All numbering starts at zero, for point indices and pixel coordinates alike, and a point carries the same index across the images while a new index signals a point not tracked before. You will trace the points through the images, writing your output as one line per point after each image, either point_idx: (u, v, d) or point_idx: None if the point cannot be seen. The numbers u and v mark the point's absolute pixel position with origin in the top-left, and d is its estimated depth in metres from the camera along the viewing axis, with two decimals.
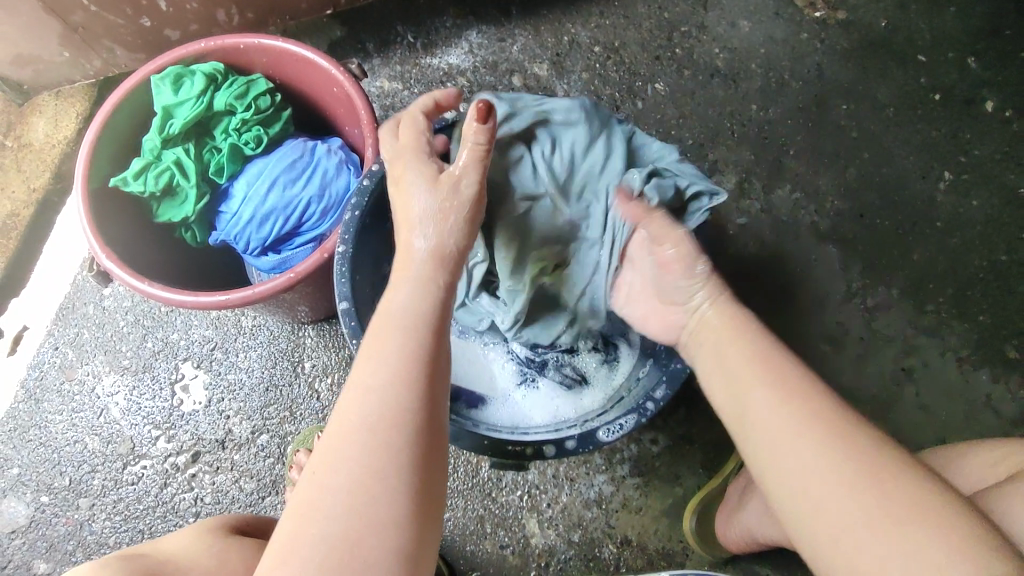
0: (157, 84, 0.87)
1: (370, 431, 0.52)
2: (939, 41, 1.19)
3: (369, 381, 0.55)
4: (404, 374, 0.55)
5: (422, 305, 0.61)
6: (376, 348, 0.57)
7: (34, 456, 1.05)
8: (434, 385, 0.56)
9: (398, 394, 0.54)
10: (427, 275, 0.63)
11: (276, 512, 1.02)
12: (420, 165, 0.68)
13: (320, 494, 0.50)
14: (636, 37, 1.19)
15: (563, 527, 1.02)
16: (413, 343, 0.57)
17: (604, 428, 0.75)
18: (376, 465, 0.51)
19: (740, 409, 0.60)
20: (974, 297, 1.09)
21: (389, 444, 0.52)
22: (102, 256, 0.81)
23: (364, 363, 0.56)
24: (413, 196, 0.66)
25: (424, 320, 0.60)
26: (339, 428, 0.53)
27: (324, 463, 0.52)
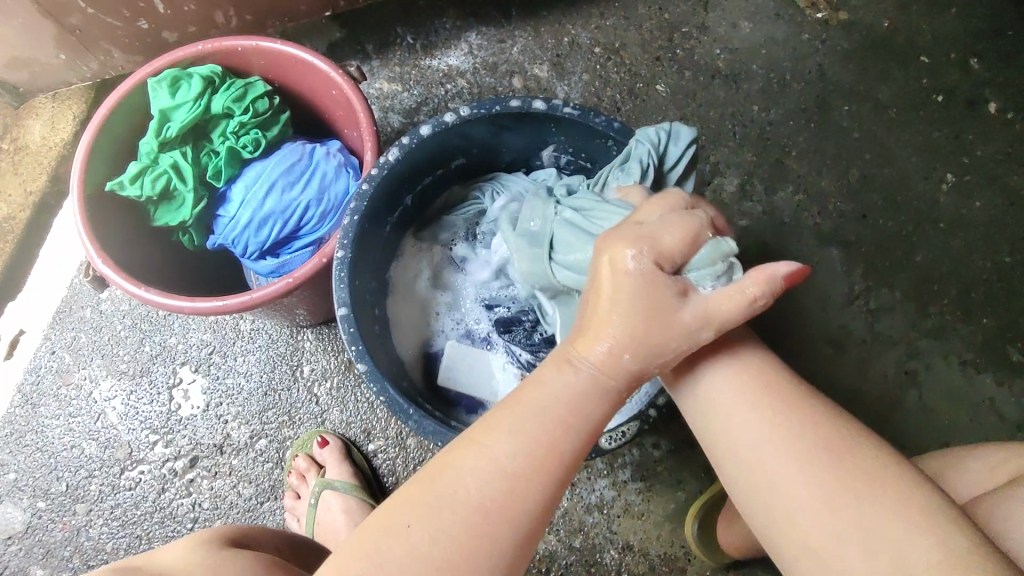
0: (154, 88, 0.86)
1: (480, 508, 0.50)
2: (941, 41, 1.18)
3: (501, 459, 0.51)
4: (535, 462, 0.52)
5: (583, 396, 0.54)
6: (516, 418, 0.53)
7: (31, 461, 1.04)
8: (563, 479, 0.53)
9: (524, 484, 0.51)
10: (600, 380, 0.54)
11: (275, 517, 1.01)
12: (662, 280, 0.54)
13: (404, 548, 0.49)
14: (636, 38, 1.18)
15: (564, 532, 1.01)
16: (554, 431, 0.53)
17: (606, 435, 0.74)
18: (474, 543, 0.49)
19: (704, 396, 0.57)
20: (979, 299, 1.08)
21: (499, 524, 0.50)
22: (98, 261, 0.80)
23: (495, 435, 0.52)
24: (641, 304, 0.53)
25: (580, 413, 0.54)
26: (451, 490, 0.51)
27: (417, 512, 0.50)
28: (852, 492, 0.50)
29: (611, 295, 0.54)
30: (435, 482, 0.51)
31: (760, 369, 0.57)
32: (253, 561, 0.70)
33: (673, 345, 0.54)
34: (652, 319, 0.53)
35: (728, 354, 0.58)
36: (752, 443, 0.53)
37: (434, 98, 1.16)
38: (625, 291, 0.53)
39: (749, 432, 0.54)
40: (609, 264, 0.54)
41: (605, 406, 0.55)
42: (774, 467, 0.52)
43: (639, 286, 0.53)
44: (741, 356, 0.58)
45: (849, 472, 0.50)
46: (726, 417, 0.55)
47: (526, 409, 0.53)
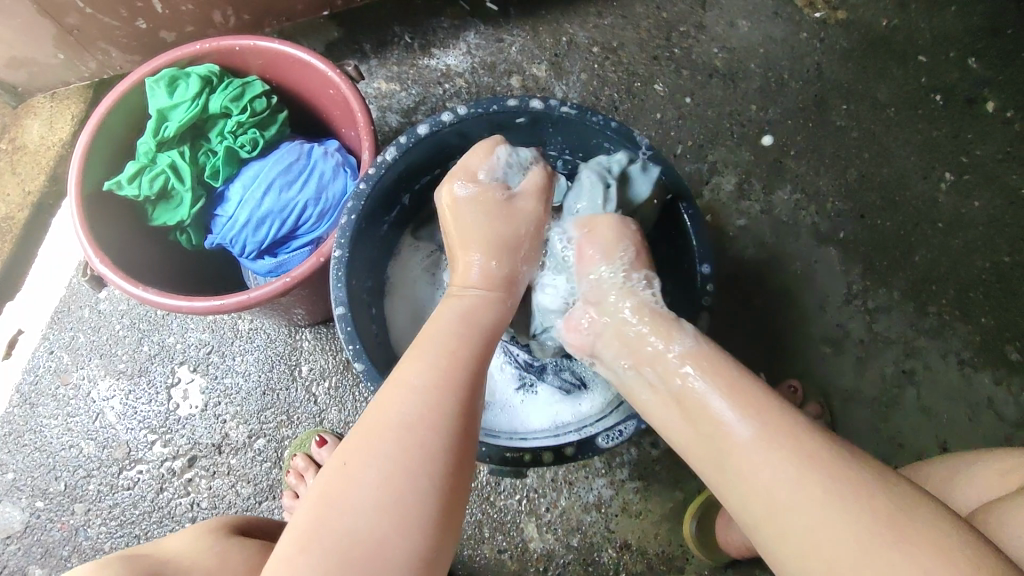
0: (151, 88, 0.86)
1: (404, 430, 0.54)
2: (940, 40, 1.18)
3: (415, 385, 0.57)
4: (448, 380, 0.57)
5: (478, 313, 0.66)
6: (419, 350, 0.60)
7: (29, 461, 1.04)
8: (472, 397, 0.58)
9: (437, 400, 0.56)
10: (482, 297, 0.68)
11: (274, 517, 1.01)
12: (491, 199, 0.73)
13: (347, 486, 0.51)
14: (634, 37, 1.18)
15: (562, 531, 1.01)
16: (455, 356, 0.60)
17: (603, 434, 0.74)
18: (408, 463, 0.52)
19: (722, 453, 0.53)
20: (977, 298, 1.08)
21: (424, 443, 0.53)
22: (95, 261, 0.80)
23: (408, 364, 0.59)
24: (469, 218, 0.72)
25: (472, 329, 0.64)
26: (376, 421, 0.55)
27: (354, 450, 0.53)
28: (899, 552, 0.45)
29: (455, 214, 0.73)
30: (365, 423, 0.55)
31: (778, 420, 0.53)
32: (259, 549, 0.71)
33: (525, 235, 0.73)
34: (489, 227, 0.72)
35: (742, 406, 0.54)
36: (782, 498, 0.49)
37: (432, 97, 1.16)
38: (458, 215, 0.73)
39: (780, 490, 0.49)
40: (447, 198, 0.74)
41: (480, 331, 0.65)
42: (806, 526, 0.48)
43: (469, 206, 0.73)
44: (752, 401, 0.54)
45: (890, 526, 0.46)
46: (744, 474, 0.51)
47: (425, 341, 0.61)
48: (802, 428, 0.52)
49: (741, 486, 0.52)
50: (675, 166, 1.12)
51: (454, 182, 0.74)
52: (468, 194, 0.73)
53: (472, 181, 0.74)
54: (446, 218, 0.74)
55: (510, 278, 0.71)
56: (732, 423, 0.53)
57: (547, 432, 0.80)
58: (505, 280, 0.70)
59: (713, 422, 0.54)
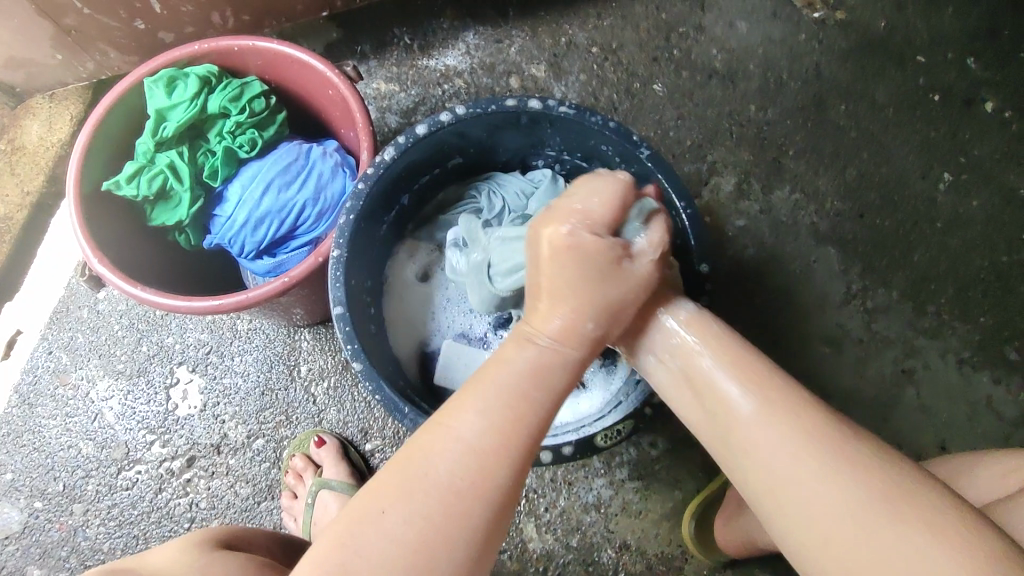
0: (150, 87, 0.86)
1: (448, 489, 0.51)
2: (939, 40, 1.18)
3: (466, 440, 0.52)
4: (503, 440, 0.53)
5: (547, 368, 0.56)
6: (481, 397, 0.54)
7: (28, 461, 1.04)
8: (526, 459, 0.54)
9: (496, 460, 0.52)
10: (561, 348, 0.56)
11: (272, 517, 1.01)
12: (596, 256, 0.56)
13: (377, 532, 0.50)
14: (633, 38, 1.18)
15: (561, 531, 1.01)
16: (527, 409, 0.54)
17: (602, 434, 0.74)
18: (446, 523, 0.50)
19: (726, 429, 0.56)
20: (976, 298, 1.08)
21: (469, 502, 0.51)
22: (94, 261, 0.80)
23: (465, 406, 0.54)
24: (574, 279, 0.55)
25: (544, 387, 0.55)
26: (419, 473, 0.51)
27: (392, 497, 0.51)
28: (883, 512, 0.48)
29: (551, 259, 0.56)
30: (408, 464, 0.52)
31: (778, 391, 0.55)
32: (245, 564, 0.71)
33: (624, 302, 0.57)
34: (597, 284, 0.56)
35: (744, 381, 0.56)
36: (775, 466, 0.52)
37: (431, 98, 1.16)
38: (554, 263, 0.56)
39: (775, 459, 0.52)
40: (549, 242, 0.56)
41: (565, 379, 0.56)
42: (797, 490, 0.51)
43: (577, 246, 0.56)
44: (755, 376, 0.56)
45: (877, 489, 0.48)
46: (745, 447, 0.54)
47: (487, 390, 0.54)
48: (803, 402, 0.54)
49: (748, 465, 0.54)
50: (674, 166, 1.12)
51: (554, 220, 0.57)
52: (578, 245, 0.56)
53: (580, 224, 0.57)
54: (540, 261, 0.57)
55: (593, 336, 0.57)
56: (734, 399, 0.56)
57: (546, 432, 0.80)
58: (584, 337, 0.57)
59: (719, 398, 0.57)
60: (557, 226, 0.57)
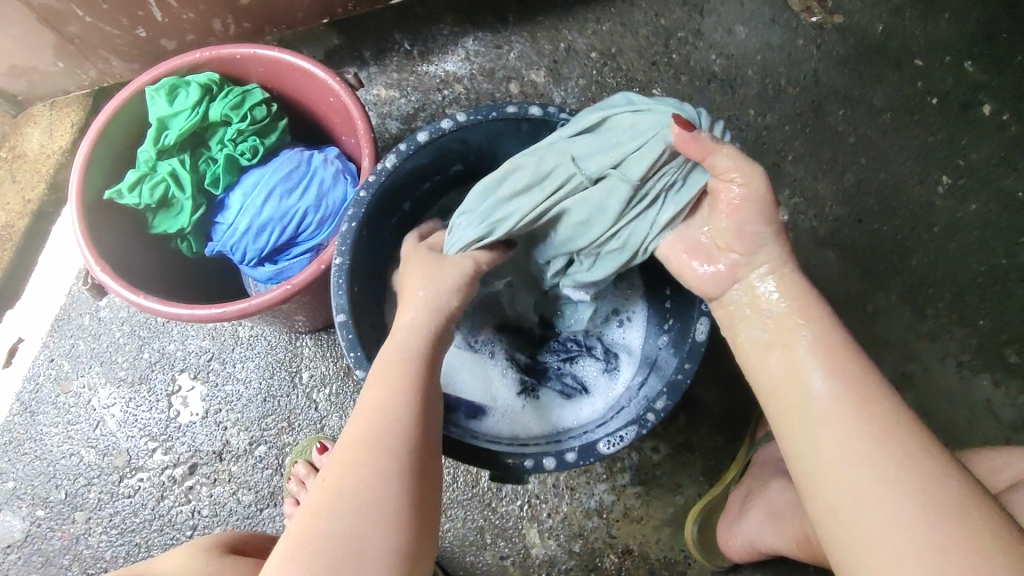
0: (152, 95, 0.86)
1: (374, 442, 0.58)
2: (936, 45, 1.18)
3: (375, 403, 0.61)
4: (403, 395, 0.62)
5: (418, 337, 0.68)
6: (377, 374, 0.64)
7: (29, 469, 1.04)
8: (428, 404, 0.63)
9: (397, 410, 0.61)
10: (422, 321, 0.69)
11: (274, 524, 1.01)
12: (426, 260, 0.73)
13: (330, 496, 0.56)
14: (632, 44, 1.19)
15: (563, 537, 1.01)
16: (410, 367, 0.65)
17: (604, 440, 0.74)
18: (377, 468, 0.57)
19: (803, 402, 0.59)
20: (974, 302, 1.08)
21: (389, 446, 0.58)
22: (96, 269, 0.80)
23: (372, 387, 0.63)
24: (416, 279, 0.71)
25: (421, 346, 0.67)
26: (350, 440, 0.60)
27: (333, 469, 0.58)
28: (955, 549, 0.47)
29: (411, 280, 0.72)
30: (340, 445, 0.60)
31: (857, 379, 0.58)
32: (256, 567, 0.71)
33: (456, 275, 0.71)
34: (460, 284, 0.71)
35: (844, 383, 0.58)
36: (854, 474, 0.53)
37: (431, 104, 1.16)
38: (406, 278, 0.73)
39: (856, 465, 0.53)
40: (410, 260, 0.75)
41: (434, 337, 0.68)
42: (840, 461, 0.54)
43: (419, 260, 0.74)
44: (850, 371, 0.59)
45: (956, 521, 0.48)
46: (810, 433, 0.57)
47: (379, 366, 0.65)
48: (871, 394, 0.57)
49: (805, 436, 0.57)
50: None
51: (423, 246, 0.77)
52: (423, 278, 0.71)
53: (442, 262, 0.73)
54: (405, 273, 0.74)
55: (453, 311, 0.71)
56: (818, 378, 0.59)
57: (547, 438, 0.81)
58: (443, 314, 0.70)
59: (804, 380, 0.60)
60: (411, 265, 0.74)
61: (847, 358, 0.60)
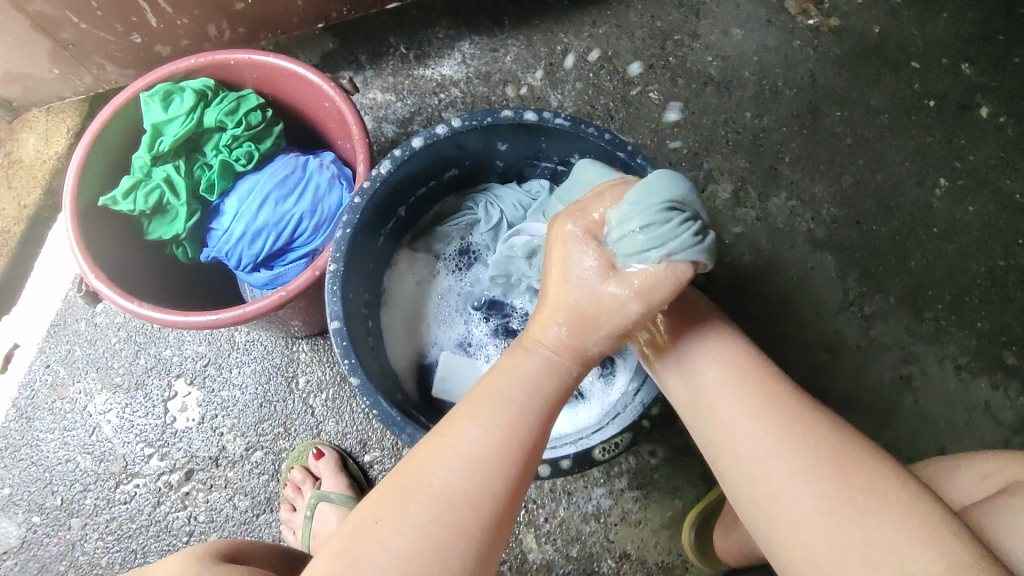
0: (146, 102, 0.86)
1: (446, 500, 0.53)
2: (932, 47, 1.18)
3: (457, 452, 0.56)
4: (500, 453, 0.56)
5: (543, 383, 0.60)
6: (478, 411, 0.58)
7: (25, 476, 1.04)
8: (523, 471, 0.57)
9: (485, 471, 0.55)
10: (554, 366, 0.61)
11: (270, 529, 1.01)
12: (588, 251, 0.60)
13: (381, 545, 0.52)
14: (629, 47, 1.19)
15: (561, 541, 1.01)
16: (516, 421, 0.58)
17: (600, 446, 0.74)
18: (439, 533, 0.52)
19: (696, 393, 0.63)
20: (972, 304, 1.08)
21: (466, 510, 0.53)
22: (90, 276, 0.80)
23: (457, 427, 0.57)
24: (581, 287, 0.60)
25: (540, 397, 0.59)
26: (417, 481, 0.54)
27: (388, 514, 0.53)
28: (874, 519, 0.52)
29: (562, 279, 0.60)
30: (402, 480, 0.55)
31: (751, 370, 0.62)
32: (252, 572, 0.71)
33: (610, 326, 0.59)
34: (636, 315, 0.59)
35: (732, 372, 0.62)
36: (756, 459, 0.57)
37: (427, 107, 1.16)
38: (558, 264, 0.61)
39: (757, 452, 0.57)
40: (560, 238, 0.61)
41: (563, 385, 0.61)
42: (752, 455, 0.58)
43: (577, 250, 0.60)
44: (738, 364, 0.63)
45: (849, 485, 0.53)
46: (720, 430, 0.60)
47: (483, 402, 0.58)
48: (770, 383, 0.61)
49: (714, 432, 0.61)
50: (670, 174, 1.12)
51: (584, 216, 0.61)
52: (589, 284, 0.59)
53: (610, 272, 0.59)
54: (552, 252, 0.62)
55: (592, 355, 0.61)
56: (708, 369, 0.63)
57: (543, 443, 0.80)
58: (580, 356, 0.61)
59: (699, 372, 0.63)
60: (566, 258, 0.60)
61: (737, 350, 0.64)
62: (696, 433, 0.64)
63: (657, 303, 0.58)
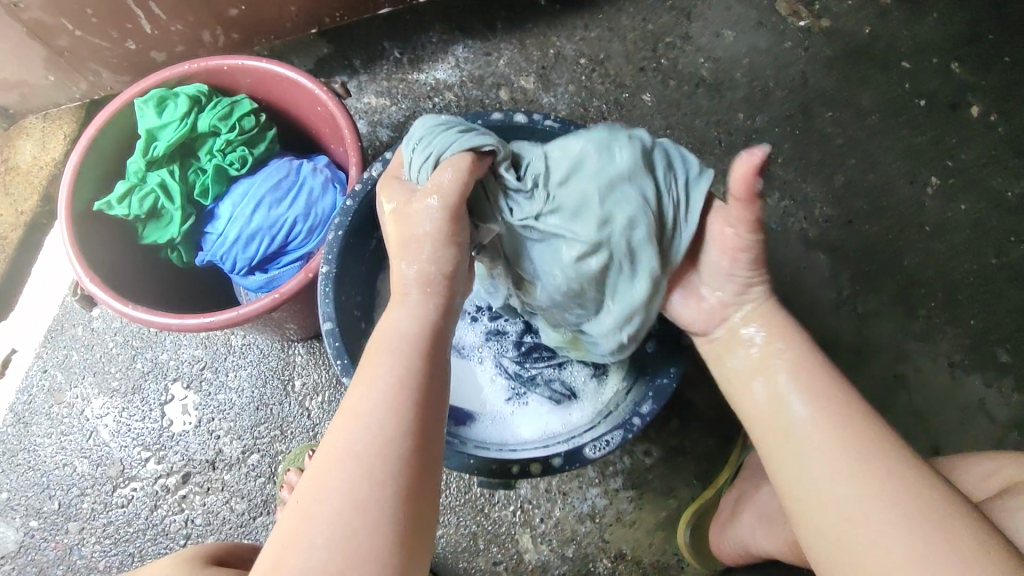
0: (140, 108, 0.87)
1: (359, 460, 0.52)
2: (922, 47, 1.19)
3: (358, 413, 0.55)
4: (394, 401, 0.55)
5: (416, 326, 0.62)
6: (367, 376, 0.58)
7: (22, 480, 1.04)
8: (424, 415, 0.56)
9: (387, 422, 0.54)
10: (421, 301, 0.63)
11: (267, 532, 1.01)
12: (398, 188, 0.66)
13: (305, 522, 0.50)
14: (621, 50, 1.20)
15: (556, 542, 1.01)
16: (403, 368, 0.58)
17: (590, 444, 0.74)
18: (360, 491, 0.50)
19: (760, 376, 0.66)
20: (965, 301, 1.09)
21: (377, 468, 0.52)
22: (86, 281, 0.80)
23: (356, 391, 0.57)
24: (400, 224, 0.64)
25: (414, 343, 0.60)
26: (329, 455, 0.53)
27: (311, 490, 0.51)
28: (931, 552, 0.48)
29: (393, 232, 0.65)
30: (320, 457, 0.54)
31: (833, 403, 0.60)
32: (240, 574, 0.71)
33: (433, 236, 0.63)
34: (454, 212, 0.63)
35: (799, 368, 0.64)
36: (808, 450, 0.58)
37: (421, 111, 1.17)
38: (388, 223, 0.66)
39: (810, 432, 0.59)
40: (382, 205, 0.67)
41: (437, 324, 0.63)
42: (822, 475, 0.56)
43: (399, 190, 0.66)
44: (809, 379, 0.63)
45: (889, 477, 0.53)
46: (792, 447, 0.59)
47: (374, 360, 0.58)
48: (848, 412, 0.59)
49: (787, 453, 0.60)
50: None
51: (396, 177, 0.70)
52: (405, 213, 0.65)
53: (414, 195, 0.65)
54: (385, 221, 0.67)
55: (444, 276, 0.64)
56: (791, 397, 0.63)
57: (536, 443, 0.80)
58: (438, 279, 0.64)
59: (767, 359, 0.67)
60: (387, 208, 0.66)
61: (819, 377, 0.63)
62: (757, 428, 0.65)
63: (454, 191, 0.62)
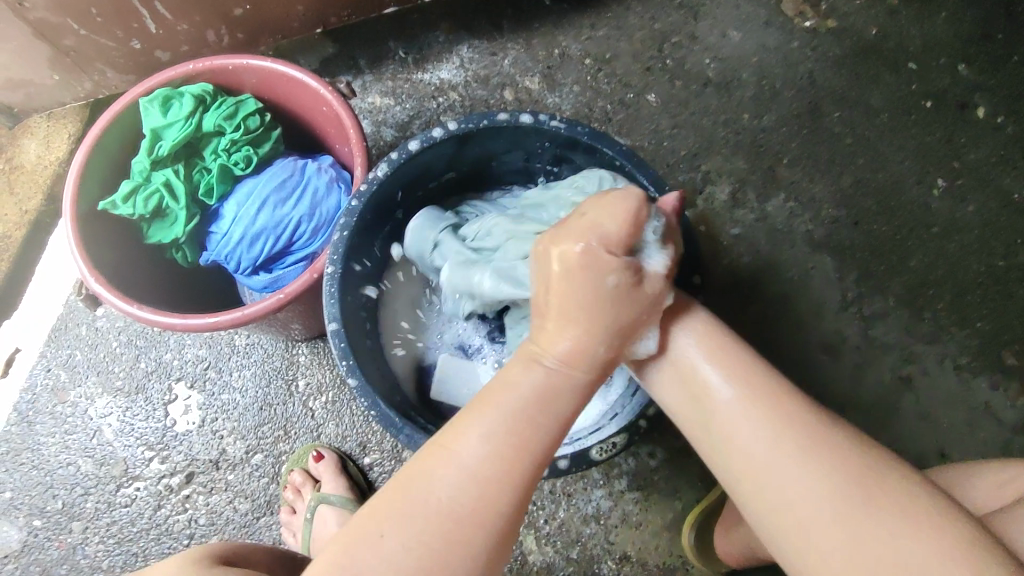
0: (145, 107, 0.86)
1: (447, 511, 0.50)
2: (930, 47, 1.19)
3: (473, 468, 0.51)
4: (510, 473, 0.51)
5: (554, 391, 0.53)
6: (485, 422, 0.52)
7: (27, 479, 1.04)
8: (527, 489, 0.52)
9: (494, 490, 0.50)
10: (578, 385, 0.54)
11: (270, 532, 1.02)
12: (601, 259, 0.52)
13: (375, 557, 0.48)
14: (627, 49, 1.19)
15: (561, 543, 1.01)
16: (536, 432, 0.52)
17: (597, 447, 0.74)
18: (439, 547, 0.49)
19: (709, 416, 0.56)
20: (973, 303, 1.08)
21: (468, 528, 0.49)
22: (90, 280, 0.80)
23: (470, 430, 0.52)
24: (589, 279, 0.52)
25: (551, 415, 0.53)
26: (421, 495, 0.50)
27: (389, 524, 0.49)
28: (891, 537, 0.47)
29: (562, 282, 0.53)
30: (406, 486, 0.51)
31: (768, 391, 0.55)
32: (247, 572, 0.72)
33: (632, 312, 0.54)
34: None
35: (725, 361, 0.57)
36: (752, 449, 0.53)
37: (426, 111, 1.17)
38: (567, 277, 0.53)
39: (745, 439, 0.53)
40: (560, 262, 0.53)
41: (574, 397, 0.54)
42: (767, 473, 0.52)
43: (590, 279, 0.52)
44: (742, 368, 0.56)
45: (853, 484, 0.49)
46: (736, 444, 0.53)
47: (495, 406, 0.52)
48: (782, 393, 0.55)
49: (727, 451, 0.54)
50: (669, 175, 1.12)
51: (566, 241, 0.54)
52: (602, 254, 0.52)
53: (592, 243, 0.52)
54: (550, 279, 0.54)
55: (605, 359, 0.54)
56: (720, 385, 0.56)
57: None
58: (593, 363, 0.54)
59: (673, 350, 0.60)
60: (564, 328, 0.53)
61: (742, 358, 0.57)
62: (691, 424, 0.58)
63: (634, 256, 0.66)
